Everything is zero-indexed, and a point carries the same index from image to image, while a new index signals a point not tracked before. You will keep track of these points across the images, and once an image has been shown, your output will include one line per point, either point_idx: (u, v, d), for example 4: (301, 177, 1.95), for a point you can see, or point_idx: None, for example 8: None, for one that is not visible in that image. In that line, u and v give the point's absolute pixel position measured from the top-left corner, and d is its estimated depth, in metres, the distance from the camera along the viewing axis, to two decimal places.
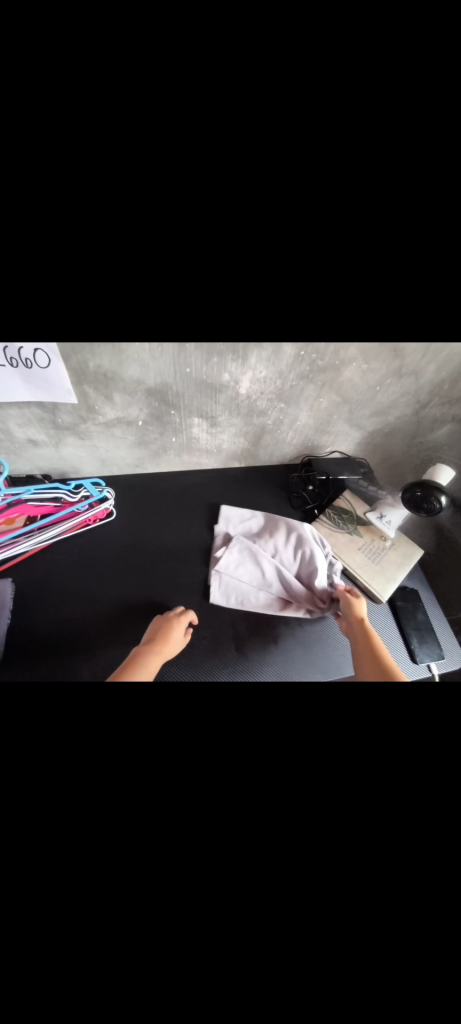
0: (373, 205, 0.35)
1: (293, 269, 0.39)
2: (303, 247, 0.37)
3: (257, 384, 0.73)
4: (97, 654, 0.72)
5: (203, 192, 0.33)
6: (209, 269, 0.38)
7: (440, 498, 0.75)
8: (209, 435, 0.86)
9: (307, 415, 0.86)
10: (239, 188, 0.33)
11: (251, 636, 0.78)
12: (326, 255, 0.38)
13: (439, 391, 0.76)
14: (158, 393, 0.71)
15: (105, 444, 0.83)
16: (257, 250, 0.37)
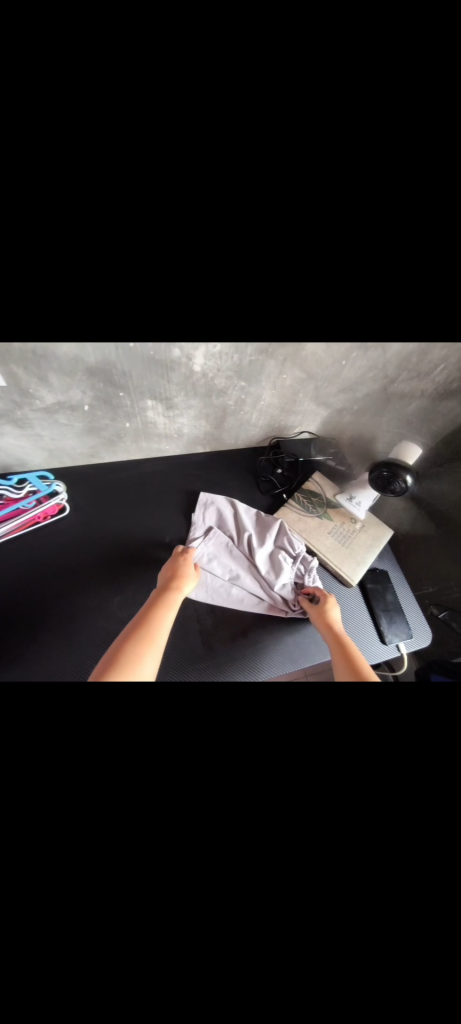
0: (309, 138, 0.30)
1: (226, 216, 0.33)
2: (233, 187, 0.32)
3: (212, 360, 0.66)
4: (51, 660, 0.66)
5: (98, 113, 0.27)
6: (124, 216, 0.32)
7: (406, 476, 0.73)
8: (167, 418, 0.80)
9: (270, 394, 0.81)
10: (140, 106, 0.27)
11: (220, 629, 0.75)
12: (260, 198, 0.32)
13: (406, 366, 0.73)
14: (101, 373, 0.63)
15: (50, 433, 0.75)
16: (177, 191, 0.31)
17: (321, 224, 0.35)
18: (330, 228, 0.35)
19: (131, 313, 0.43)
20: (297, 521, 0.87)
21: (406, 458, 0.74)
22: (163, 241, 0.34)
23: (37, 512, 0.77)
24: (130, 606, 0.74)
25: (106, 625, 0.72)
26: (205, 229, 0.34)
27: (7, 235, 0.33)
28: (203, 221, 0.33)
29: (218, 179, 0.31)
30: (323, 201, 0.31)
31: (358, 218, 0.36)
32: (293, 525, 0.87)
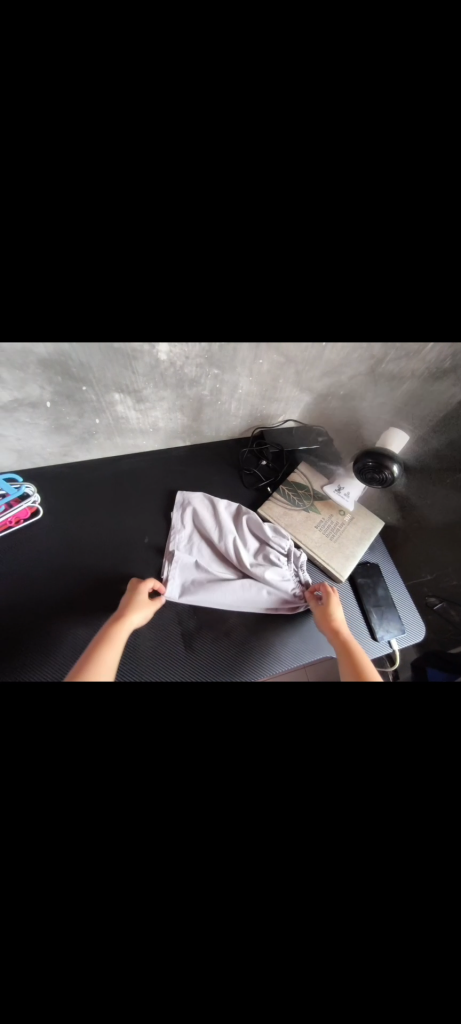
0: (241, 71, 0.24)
1: (151, 178, 0.26)
2: (152, 126, 0.24)
3: (178, 347, 0.61)
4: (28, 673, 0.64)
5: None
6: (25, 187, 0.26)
7: (393, 467, 0.68)
8: (138, 412, 0.75)
9: (248, 381, 0.75)
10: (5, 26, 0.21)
11: (203, 629, 0.72)
12: (190, 142, 0.25)
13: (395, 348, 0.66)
14: (57, 366, 0.58)
15: (14, 433, 0.70)
16: (83, 148, 0.25)
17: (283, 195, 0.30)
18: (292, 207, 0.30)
19: (65, 301, 0.38)
20: (282, 515, 0.83)
21: (393, 446, 0.69)
22: (74, 214, 0.27)
23: (8, 519, 0.74)
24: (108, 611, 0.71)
25: (83, 631, 0.69)
26: (137, 226, 0.30)
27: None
28: (126, 190, 0.26)
29: (134, 114, 0.24)
30: (267, 156, 0.26)
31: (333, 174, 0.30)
32: (278, 520, 0.83)
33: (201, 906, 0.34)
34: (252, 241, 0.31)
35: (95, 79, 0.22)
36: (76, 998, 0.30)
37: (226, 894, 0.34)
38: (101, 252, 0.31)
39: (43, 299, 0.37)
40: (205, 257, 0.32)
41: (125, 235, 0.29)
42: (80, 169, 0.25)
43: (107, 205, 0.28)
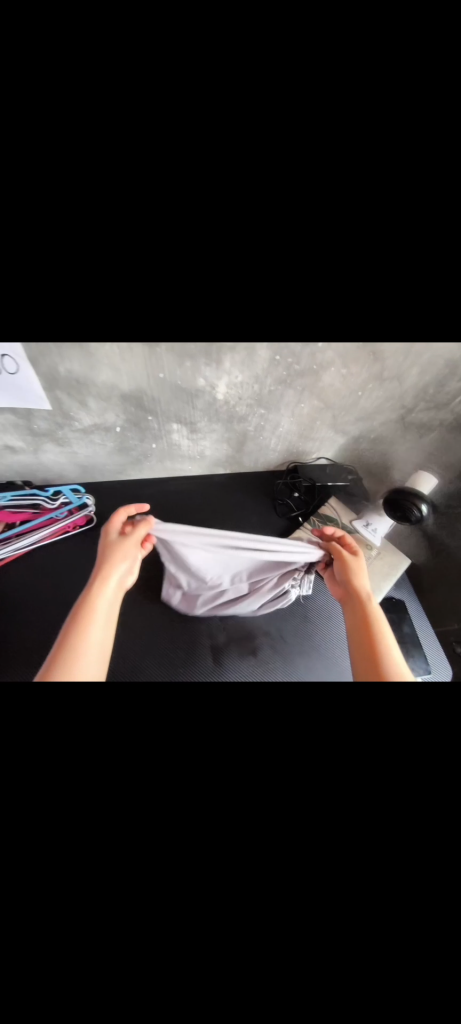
0: None
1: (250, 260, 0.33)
2: (257, 206, 0.30)
3: (234, 389, 0.72)
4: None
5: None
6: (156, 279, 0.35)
7: (421, 505, 0.73)
8: (190, 440, 0.85)
9: (289, 421, 0.84)
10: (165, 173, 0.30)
11: (229, 646, 0.76)
12: (297, 208, 0.27)
13: (424, 398, 0.73)
14: (134, 399, 0.70)
15: (84, 451, 0.82)
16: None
17: (336, 296, 0.39)
18: (343, 302, 0.39)
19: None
20: None
21: (421, 487, 0.74)
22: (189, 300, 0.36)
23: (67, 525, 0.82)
24: (146, 618, 0.79)
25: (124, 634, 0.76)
26: (225, 303, 0.38)
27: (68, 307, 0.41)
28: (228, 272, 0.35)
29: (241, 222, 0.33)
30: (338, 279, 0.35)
31: (367, 288, 0.40)
32: None
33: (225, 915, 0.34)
34: (316, 312, 0.38)
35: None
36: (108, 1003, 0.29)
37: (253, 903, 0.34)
38: (200, 321, 0.40)
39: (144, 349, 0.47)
40: (274, 321, 0.40)
41: (222, 309, 0.38)
42: (199, 283, 0.35)
43: (207, 298, 0.37)
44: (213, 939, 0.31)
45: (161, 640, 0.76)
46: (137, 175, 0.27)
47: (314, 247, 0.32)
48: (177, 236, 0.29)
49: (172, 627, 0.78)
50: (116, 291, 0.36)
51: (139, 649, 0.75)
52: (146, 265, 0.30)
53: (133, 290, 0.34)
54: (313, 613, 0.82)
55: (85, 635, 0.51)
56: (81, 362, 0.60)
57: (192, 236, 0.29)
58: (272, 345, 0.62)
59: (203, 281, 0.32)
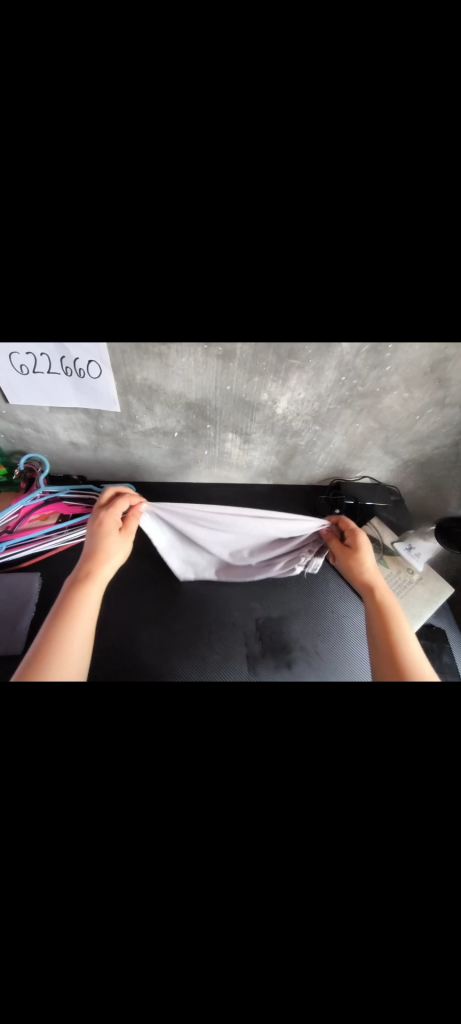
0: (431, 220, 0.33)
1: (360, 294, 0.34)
2: (376, 243, 0.31)
3: (294, 406, 0.73)
4: (111, 670, 0.74)
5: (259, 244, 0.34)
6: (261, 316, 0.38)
7: None
8: (241, 450, 0.87)
9: (341, 439, 0.85)
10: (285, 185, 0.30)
11: (264, 655, 0.77)
12: (394, 257, 0.31)
13: None
14: (197, 407, 0.73)
15: (140, 452, 0.86)
16: (314, 281, 0.35)
17: (419, 306, 0.41)
18: (426, 306, 0.40)
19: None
20: None
21: None
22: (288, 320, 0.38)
23: None
24: (184, 619, 0.81)
25: (163, 633, 0.79)
26: (325, 304, 0.39)
27: (166, 313, 0.44)
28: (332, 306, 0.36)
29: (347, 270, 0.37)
30: (423, 292, 0.38)
31: (446, 306, 0.42)
32: None
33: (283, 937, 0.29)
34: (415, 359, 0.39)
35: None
36: (150, 1000, 0.29)
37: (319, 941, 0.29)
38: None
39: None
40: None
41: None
42: (302, 292, 0.37)
43: (309, 298, 0.39)
44: (277, 949, 0.29)
45: (199, 643, 0.78)
46: (264, 204, 0.29)
47: (415, 263, 0.33)
48: (294, 242, 0.31)
49: (208, 631, 0.80)
50: (221, 292, 0.38)
51: (178, 648, 0.77)
52: (260, 263, 0.32)
53: (241, 286, 0.36)
54: (351, 632, 0.81)
55: (72, 630, 0.55)
56: (157, 371, 0.63)
57: (310, 241, 0.31)
58: (352, 348, 0.60)
59: (313, 277, 0.34)
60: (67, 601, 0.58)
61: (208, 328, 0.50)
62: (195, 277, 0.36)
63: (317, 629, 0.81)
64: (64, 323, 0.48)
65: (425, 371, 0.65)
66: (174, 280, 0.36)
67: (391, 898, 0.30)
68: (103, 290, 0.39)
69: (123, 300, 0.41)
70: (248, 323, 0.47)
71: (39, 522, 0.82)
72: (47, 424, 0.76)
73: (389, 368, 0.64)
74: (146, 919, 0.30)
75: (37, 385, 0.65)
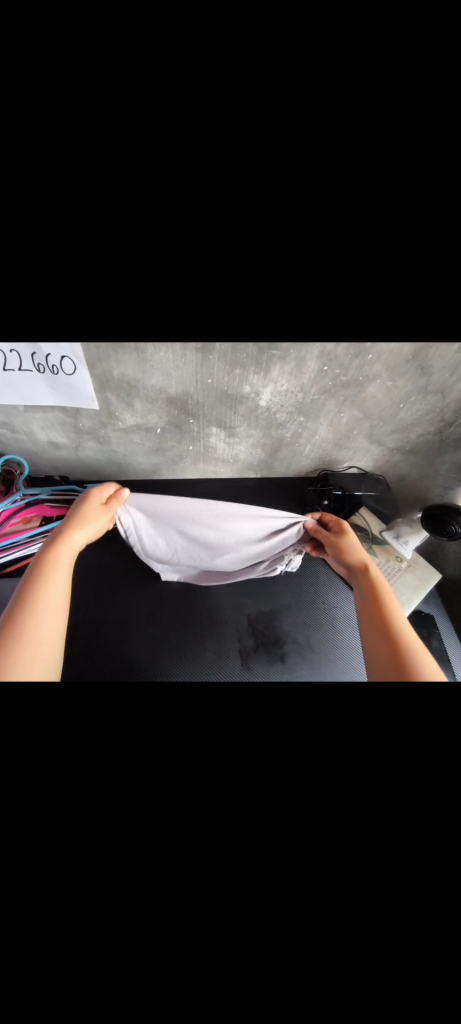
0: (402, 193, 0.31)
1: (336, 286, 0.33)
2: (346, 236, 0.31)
3: (277, 397, 0.72)
4: (104, 672, 0.73)
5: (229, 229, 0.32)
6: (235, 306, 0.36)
7: None
8: (226, 444, 0.86)
9: (326, 430, 0.84)
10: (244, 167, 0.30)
11: (255, 654, 0.77)
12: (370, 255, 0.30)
13: None
14: (178, 402, 0.71)
15: (123, 450, 0.83)
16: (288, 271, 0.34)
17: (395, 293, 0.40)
18: (402, 291, 0.39)
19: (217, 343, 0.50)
20: None
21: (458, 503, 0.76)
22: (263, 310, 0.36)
23: None
24: (176, 617, 0.80)
25: (154, 632, 0.78)
26: (301, 290, 0.38)
27: (137, 301, 0.42)
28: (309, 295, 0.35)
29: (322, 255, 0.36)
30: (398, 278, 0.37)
31: (424, 292, 0.41)
32: None
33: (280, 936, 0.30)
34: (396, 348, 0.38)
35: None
36: (148, 1003, 0.28)
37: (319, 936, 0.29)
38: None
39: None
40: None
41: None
42: (277, 273, 0.36)
43: (286, 282, 0.37)
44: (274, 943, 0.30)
45: (191, 640, 0.78)
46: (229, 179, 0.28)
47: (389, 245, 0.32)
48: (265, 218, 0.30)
49: (201, 628, 0.79)
50: (192, 277, 0.37)
51: (170, 647, 0.77)
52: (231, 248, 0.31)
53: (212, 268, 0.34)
54: (341, 622, 0.82)
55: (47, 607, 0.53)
56: (134, 365, 0.61)
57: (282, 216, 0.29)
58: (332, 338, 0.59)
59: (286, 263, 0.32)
60: (41, 560, 0.57)
61: (183, 319, 0.48)
62: (163, 258, 0.34)
63: (309, 627, 0.81)
64: (31, 316, 0.46)
65: (407, 359, 0.64)
66: (140, 262, 0.34)
67: None
68: (66, 275, 0.36)
69: (89, 287, 0.39)
70: (224, 313, 0.46)
71: (22, 525, 0.79)
72: (23, 423, 0.73)
73: (371, 356, 0.63)
74: (140, 921, 0.29)
75: (9, 382, 0.62)
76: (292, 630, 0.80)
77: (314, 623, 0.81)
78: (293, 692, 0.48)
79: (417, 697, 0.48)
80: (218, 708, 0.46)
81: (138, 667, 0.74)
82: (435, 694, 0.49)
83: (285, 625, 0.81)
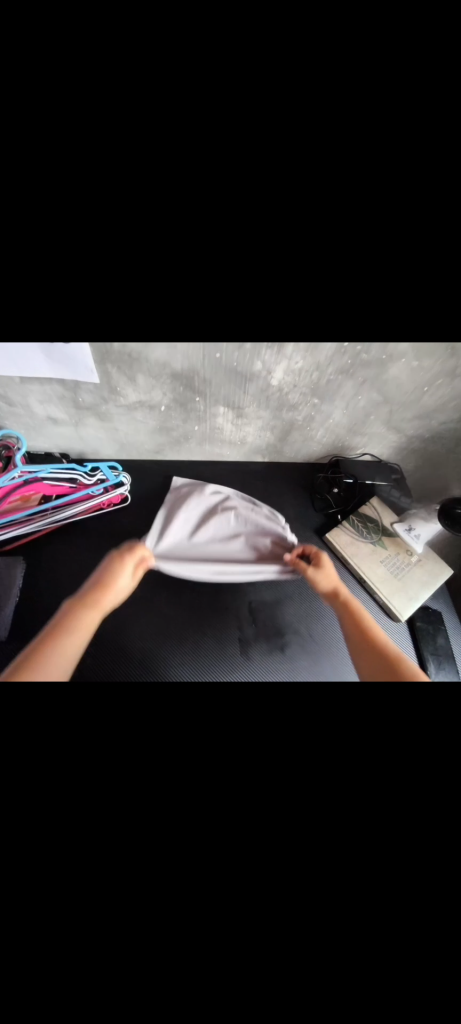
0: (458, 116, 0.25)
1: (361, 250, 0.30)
2: (371, 208, 0.28)
3: (291, 376, 0.67)
4: (102, 655, 0.72)
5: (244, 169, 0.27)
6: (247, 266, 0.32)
7: None
8: (234, 425, 0.81)
9: (341, 413, 0.79)
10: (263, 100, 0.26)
11: (261, 653, 0.75)
12: (400, 235, 0.28)
13: None
14: (184, 378, 0.66)
15: (125, 428, 0.79)
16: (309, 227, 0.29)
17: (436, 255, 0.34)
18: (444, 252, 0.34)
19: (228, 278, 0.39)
20: (349, 544, 0.85)
21: None
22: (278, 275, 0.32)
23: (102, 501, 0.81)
24: (176, 603, 0.79)
25: (153, 617, 0.77)
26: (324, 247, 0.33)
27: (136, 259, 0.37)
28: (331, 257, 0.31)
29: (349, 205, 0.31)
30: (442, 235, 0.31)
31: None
32: (344, 549, 0.84)
33: (269, 937, 0.29)
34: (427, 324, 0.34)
35: (338, 159, 0.28)
36: (134, 994, 0.28)
37: (306, 935, 0.29)
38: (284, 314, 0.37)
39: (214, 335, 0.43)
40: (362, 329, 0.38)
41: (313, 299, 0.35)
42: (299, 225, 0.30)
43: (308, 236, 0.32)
44: (262, 940, 0.29)
45: (190, 626, 0.77)
46: None
47: None
48: None
49: (201, 614, 0.78)
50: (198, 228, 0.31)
51: (169, 632, 0.76)
52: None
53: None
54: None
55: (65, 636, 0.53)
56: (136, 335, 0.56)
57: None
58: None
59: None
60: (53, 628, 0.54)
61: None
62: None
63: (320, 628, 0.78)
64: None
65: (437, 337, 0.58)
66: None
67: (376, 894, 0.30)
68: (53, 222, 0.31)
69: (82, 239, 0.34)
70: None
71: (21, 502, 0.76)
72: (20, 395, 0.69)
73: None
74: (125, 914, 0.29)
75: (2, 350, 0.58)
76: (294, 621, 0.78)
77: (317, 615, 0.79)
78: (292, 690, 0.46)
79: (423, 700, 0.46)
80: (214, 702, 0.44)
81: (137, 651, 0.73)
82: (441, 699, 0.47)
83: (287, 615, 0.79)
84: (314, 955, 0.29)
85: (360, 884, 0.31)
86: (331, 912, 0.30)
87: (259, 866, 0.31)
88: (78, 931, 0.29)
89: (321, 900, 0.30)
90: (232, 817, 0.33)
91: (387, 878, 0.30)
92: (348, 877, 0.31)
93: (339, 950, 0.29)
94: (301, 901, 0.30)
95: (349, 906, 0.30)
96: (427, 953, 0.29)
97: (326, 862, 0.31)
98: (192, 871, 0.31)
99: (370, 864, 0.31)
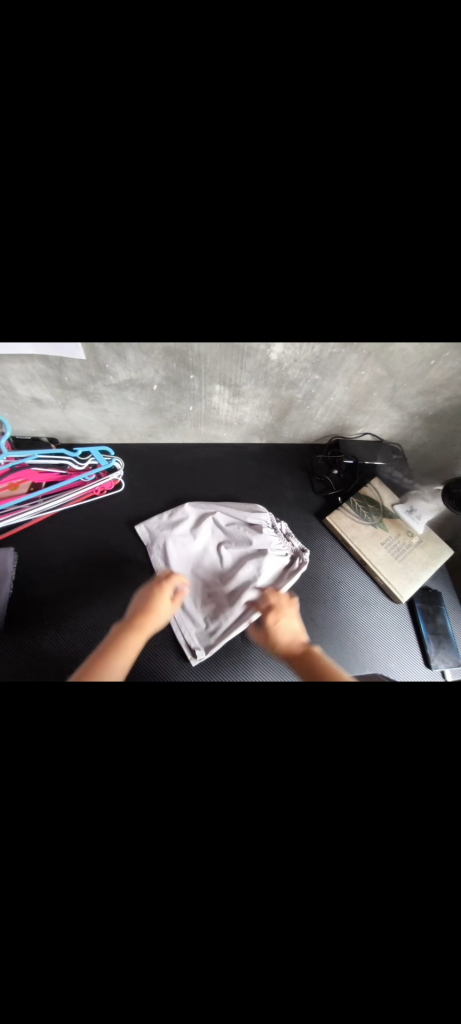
0: None
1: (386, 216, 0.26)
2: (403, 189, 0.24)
3: (291, 350, 0.63)
4: None
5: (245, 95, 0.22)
6: (250, 225, 0.27)
7: None
8: (230, 404, 0.77)
9: (342, 390, 0.75)
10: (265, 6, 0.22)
11: (262, 650, 0.74)
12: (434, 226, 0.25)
13: None
14: (176, 353, 0.62)
15: (115, 409, 0.75)
16: (324, 185, 0.25)
17: None
18: None
19: None
20: (349, 526, 0.83)
21: None
22: (283, 232, 0.28)
23: (95, 488, 0.77)
24: None
25: None
26: None
27: None
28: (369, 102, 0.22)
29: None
30: None
31: None
32: (344, 531, 0.83)
33: (283, 921, 0.29)
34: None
35: None
36: (147, 980, 0.28)
37: (321, 919, 0.29)
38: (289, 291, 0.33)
39: (210, 311, 0.39)
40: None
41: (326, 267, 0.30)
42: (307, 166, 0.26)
43: None
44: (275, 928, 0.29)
45: None
46: None
47: None
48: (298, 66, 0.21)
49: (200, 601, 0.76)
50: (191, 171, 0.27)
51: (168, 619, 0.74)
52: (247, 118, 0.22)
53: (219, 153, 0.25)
54: (345, 597, 0.79)
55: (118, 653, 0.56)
56: None
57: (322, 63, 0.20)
58: None
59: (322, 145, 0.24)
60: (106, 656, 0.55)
61: None
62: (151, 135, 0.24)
63: (322, 617, 0.77)
64: None
65: None
66: None
67: (389, 877, 0.30)
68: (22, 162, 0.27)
69: None
70: None
71: (8, 490, 0.72)
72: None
73: None
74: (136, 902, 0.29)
75: None
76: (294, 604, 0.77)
77: (318, 598, 0.78)
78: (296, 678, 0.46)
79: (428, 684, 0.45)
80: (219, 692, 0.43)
81: None
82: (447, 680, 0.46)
83: None
84: (332, 947, 0.28)
85: (394, 856, 0.30)
86: (345, 896, 0.29)
87: (274, 864, 0.30)
88: (94, 921, 0.28)
89: (344, 888, 0.29)
90: (246, 807, 0.32)
91: (400, 865, 0.30)
92: (373, 857, 0.30)
93: (356, 940, 0.29)
94: (316, 894, 0.29)
95: (366, 897, 0.29)
96: (433, 944, 0.28)
97: (338, 846, 0.31)
98: (204, 868, 0.30)
99: (383, 856, 0.30)
